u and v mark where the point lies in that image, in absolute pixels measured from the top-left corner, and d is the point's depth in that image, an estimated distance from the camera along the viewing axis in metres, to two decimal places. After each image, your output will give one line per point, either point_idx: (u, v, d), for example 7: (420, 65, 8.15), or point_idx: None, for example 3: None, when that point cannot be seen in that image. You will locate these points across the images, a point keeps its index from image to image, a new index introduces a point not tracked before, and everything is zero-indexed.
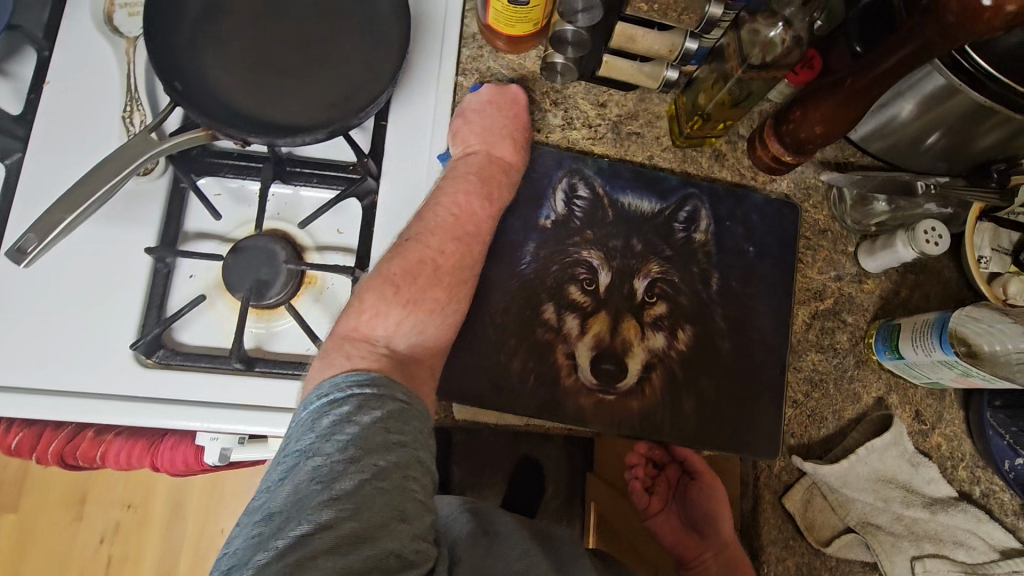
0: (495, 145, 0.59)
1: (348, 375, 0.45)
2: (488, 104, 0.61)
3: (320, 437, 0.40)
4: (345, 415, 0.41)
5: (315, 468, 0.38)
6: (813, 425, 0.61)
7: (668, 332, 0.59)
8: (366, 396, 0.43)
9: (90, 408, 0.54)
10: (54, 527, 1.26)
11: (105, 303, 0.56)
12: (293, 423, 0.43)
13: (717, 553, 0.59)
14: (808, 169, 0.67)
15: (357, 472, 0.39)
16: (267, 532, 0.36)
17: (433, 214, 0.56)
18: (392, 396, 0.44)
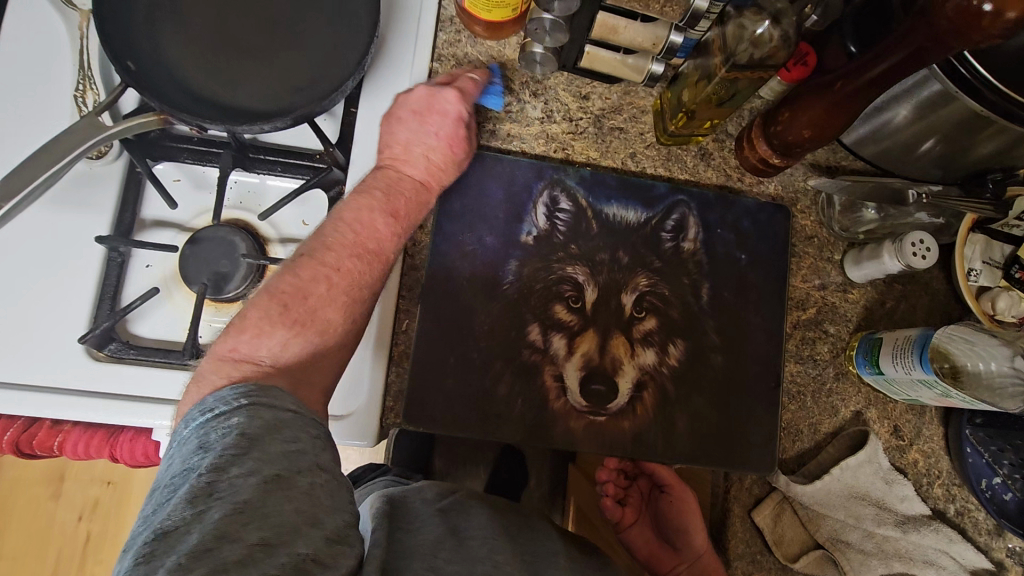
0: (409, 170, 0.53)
1: (234, 386, 0.38)
2: (426, 113, 0.54)
3: (206, 452, 0.34)
4: (233, 427, 0.35)
5: (207, 482, 0.32)
6: (789, 440, 0.59)
7: (659, 348, 0.57)
8: (256, 406, 0.37)
9: (36, 402, 0.52)
10: (33, 503, 1.25)
11: (55, 292, 0.53)
12: (172, 446, 0.36)
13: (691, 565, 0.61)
14: (798, 172, 0.64)
15: (256, 480, 0.33)
16: (154, 558, 0.29)
17: (331, 231, 0.47)
18: (283, 404, 0.38)
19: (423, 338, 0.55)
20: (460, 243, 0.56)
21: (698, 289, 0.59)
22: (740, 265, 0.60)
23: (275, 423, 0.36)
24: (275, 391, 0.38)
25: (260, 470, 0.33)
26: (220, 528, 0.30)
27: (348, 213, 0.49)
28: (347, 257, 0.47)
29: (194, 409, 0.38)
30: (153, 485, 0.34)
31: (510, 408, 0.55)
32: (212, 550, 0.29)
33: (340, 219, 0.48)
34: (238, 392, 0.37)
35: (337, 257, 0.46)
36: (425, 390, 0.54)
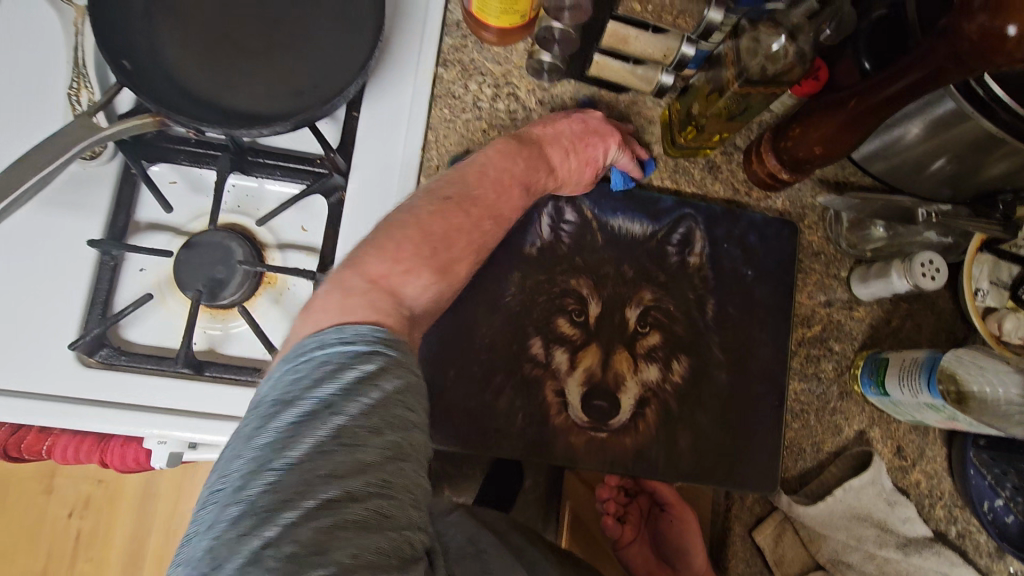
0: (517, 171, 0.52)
1: (372, 329, 0.38)
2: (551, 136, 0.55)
3: (346, 391, 0.34)
4: (368, 375, 0.35)
5: (340, 426, 0.33)
6: (791, 459, 0.58)
7: (663, 364, 0.56)
8: (391, 358, 0.37)
9: (23, 408, 0.50)
10: (23, 498, 1.23)
11: (45, 295, 0.52)
12: (300, 359, 0.36)
13: None
14: (805, 187, 0.63)
15: (380, 442, 0.33)
16: (283, 491, 0.30)
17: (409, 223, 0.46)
18: (410, 364, 0.38)
19: (423, 351, 0.54)
20: None
21: (703, 304, 0.58)
22: (746, 280, 0.59)
23: (406, 389, 0.36)
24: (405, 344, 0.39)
25: (383, 436, 0.34)
26: (347, 488, 0.31)
27: (442, 205, 0.47)
28: (449, 259, 0.47)
29: (329, 327, 0.38)
30: (282, 387, 0.34)
31: (511, 422, 0.54)
32: (340, 505, 0.31)
33: (447, 214, 0.47)
34: (381, 338, 0.37)
35: (415, 250, 0.45)
36: (425, 403, 0.53)
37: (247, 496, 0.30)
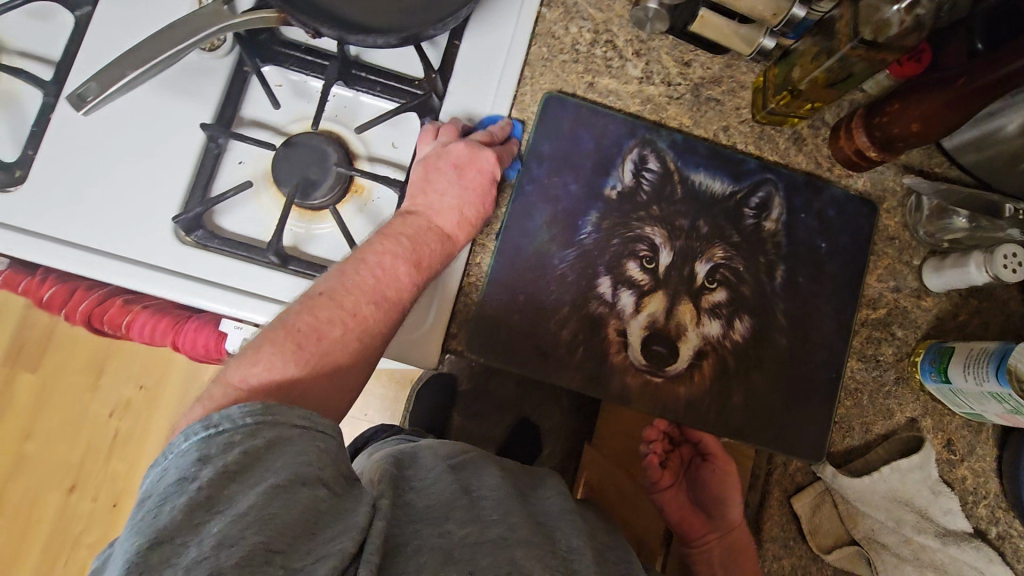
0: (401, 252, 0.49)
1: (243, 406, 0.38)
2: (437, 197, 0.53)
3: (208, 467, 0.34)
4: (237, 445, 0.36)
5: (206, 496, 0.33)
6: (839, 435, 0.59)
7: (725, 321, 0.57)
8: (258, 422, 0.37)
9: (122, 272, 0.54)
10: (73, 391, 1.33)
11: (152, 171, 0.55)
12: (171, 454, 0.36)
13: (721, 536, 0.60)
14: (889, 171, 0.62)
15: (259, 491, 0.34)
16: (157, 561, 0.30)
17: (296, 320, 0.44)
18: (291, 421, 0.38)
19: (496, 276, 0.56)
20: (546, 186, 0.57)
21: (773, 270, 0.58)
22: (820, 252, 0.59)
23: (277, 441, 0.37)
24: (284, 407, 0.39)
25: (264, 482, 0.34)
26: (226, 535, 0.31)
27: (313, 303, 0.45)
28: (319, 352, 0.44)
29: (199, 420, 0.38)
30: (153, 484, 0.35)
31: (569, 355, 0.55)
32: (215, 552, 0.31)
33: (312, 310, 0.45)
34: (246, 410, 0.37)
35: (278, 351, 0.43)
36: (490, 325, 0.55)
37: None
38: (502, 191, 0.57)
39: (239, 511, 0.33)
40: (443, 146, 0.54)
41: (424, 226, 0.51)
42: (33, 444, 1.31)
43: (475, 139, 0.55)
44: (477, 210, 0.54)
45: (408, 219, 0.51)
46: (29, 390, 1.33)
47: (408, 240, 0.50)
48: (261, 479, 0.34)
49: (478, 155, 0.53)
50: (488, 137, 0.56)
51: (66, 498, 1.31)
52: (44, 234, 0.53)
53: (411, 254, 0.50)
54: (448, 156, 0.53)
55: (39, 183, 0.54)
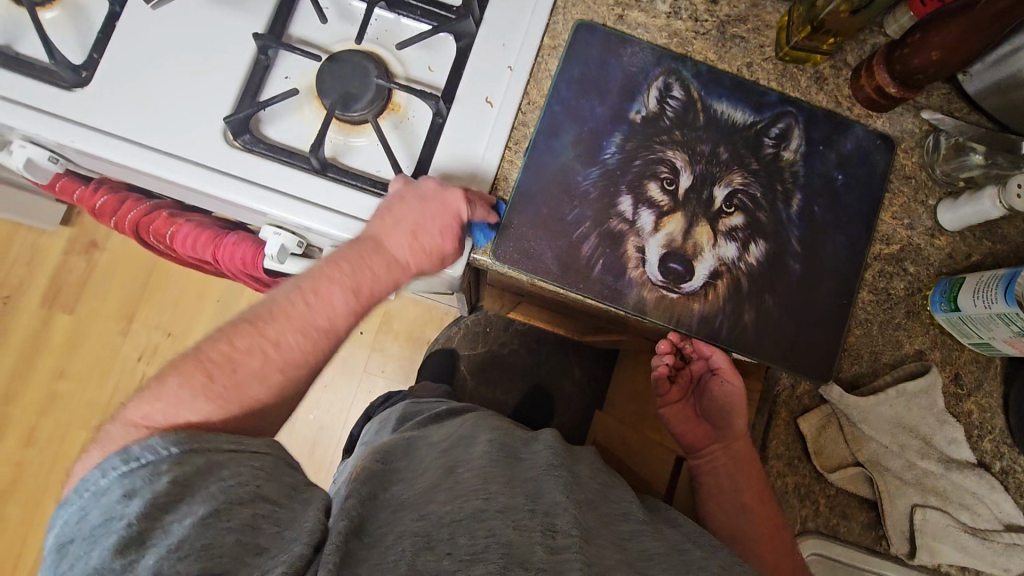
0: (340, 278, 0.52)
1: (164, 437, 0.40)
2: (392, 225, 0.53)
3: (133, 503, 0.37)
4: (159, 482, 0.38)
5: (137, 531, 0.36)
6: (847, 361, 0.60)
7: (741, 245, 0.59)
8: (184, 455, 0.40)
9: (177, 169, 0.58)
10: (104, 335, 1.39)
11: (206, 77, 0.59)
12: (86, 496, 0.38)
13: (725, 446, 0.62)
14: (908, 113, 0.63)
15: (192, 519, 0.36)
16: None
17: (212, 350, 0.47)
18: (216, 447, 0.41)
19: (520, 193, 0.58)
20: (574, 109, 0.60)
21: (790, 199, 0.60)
22: (836, 186, 0.61)
23: (204, 469, 0.39)
24: (204, 435, 0.42)
25: (192, 513, 0.37)
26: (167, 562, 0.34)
27: (234, 331, 0.49)
28: (231, 385, 0.46)
29: (114, 453, 0.40)
30: (73, 528, 0.37)
31: (589, 268, 0.58)
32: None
33: (231, 338, 0.48)
34: (166, 441, 0.40)
35: (183, 382, 0.45)
36: (515, 237, 0.58)
37: None
38: (531, 111, 0.60)
39: (174, 542, 0.35)
40: (407, 187, 0.54)
41: (375, 258, 0.53)
42: (65, 384, 1.37)
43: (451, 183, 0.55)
44: (425, 258, 0.55)
45: (358, 244, 0.53)
46: (63, 331, 1.39)
47: (349, 265, 0.52)
48: (190, 510, 0.37)
49: (444, 196, 0.53)
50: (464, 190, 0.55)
51: (93, 436, 1.36)
52: (106, 130, 0.58)
53: (350, 282, 0.52)
54: (416, 192, 0.53)
55: (104, 83, 0.58)
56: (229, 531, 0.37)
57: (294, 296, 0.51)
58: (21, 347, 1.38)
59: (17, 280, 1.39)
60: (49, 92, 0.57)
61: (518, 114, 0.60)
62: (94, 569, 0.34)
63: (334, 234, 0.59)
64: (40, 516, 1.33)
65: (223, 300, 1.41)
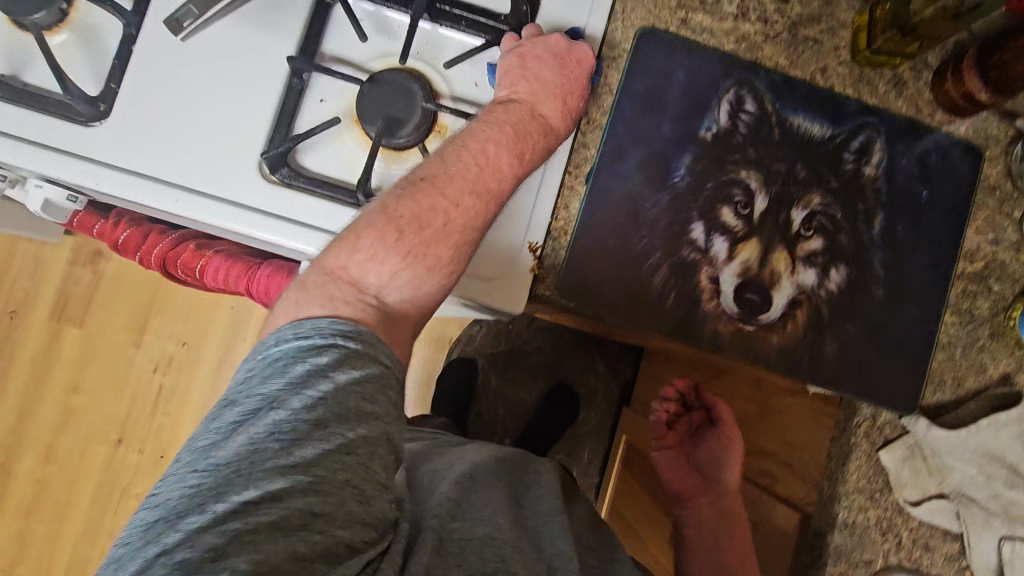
0: (504, 141, 0.49)
1: (333, 322, 0.43)
2: (523, 83, 0.51)
3: (290, 385, 0.39)
4: (321, 367, 0.40)
5: (277, 422, 0.38)
6: (930, 389, 0.57)
7: (821, 271, 0.55)
8: (347, 347, 0.42)
9: (212, 210, 0.53)
10: (116, 347, 1.35)
11: (236, 106, 0.54)
12: (260, 358, 0.42)
13: (713, 499, 0.73)
14: (993, 119, 0.59)
15: (327, 445, 0.38)
16: (213, 485, 0.35)
17: (399, 206, 0.46)
18: (380, 359, 0.43)
19: (582, 226, 0.54)
20: (639, 128, 0.55)
21: (871, 218, 0.56)
22: (919, 200, 0.57)
23: (366, 375, 0.42)
24: (369, 334, 0.44)
25: (331, 438, 0.38)
26: (286, 484, 0.35)
27: (412, 195, 0.47)
28: (417, 244, 0.47)
29: (289, 322, 0.44)
30: (257, 373, 0.41)
31: (661, 302, 0.54)
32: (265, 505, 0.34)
33: (413, 197, 0.47)
34: (335, 327, 0.43)
35: (378, 236, 0.46)
36: (580, 272, 0.54)
37: (179, 493, 0.35)
38: (591, 132, 0.55)
39: (305, 458, 0.37)
40: (537, 36, 0.53)
41: (523, 111, 0.51)
42: (80, 398, 1.34)
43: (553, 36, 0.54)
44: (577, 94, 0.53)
45: (499, 107, 0.51)
46: (75, 345, 1.34)
47: (511, 129, 0.49)
48: (325, 437, 0.38)
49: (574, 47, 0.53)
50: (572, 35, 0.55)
51: (114, 451, 1.34)
52: (132, 169, 0.53)
53: (492, 175, 0.49)
54: (545, 44, 0.52)
55: (126, 116, 0.53)
56: (345, 467, 0.37)
57: (381, 219, 0.46)
58: (32, 362, 1.34)
59: (23, 294, 1.34)
60: (65, 129, 0.52)
61: (578, 136, 0.55)
62: (238, 420, 0.38)
63: None
64: (66, 531, 1.32)
65: (237, 306, 1.37)
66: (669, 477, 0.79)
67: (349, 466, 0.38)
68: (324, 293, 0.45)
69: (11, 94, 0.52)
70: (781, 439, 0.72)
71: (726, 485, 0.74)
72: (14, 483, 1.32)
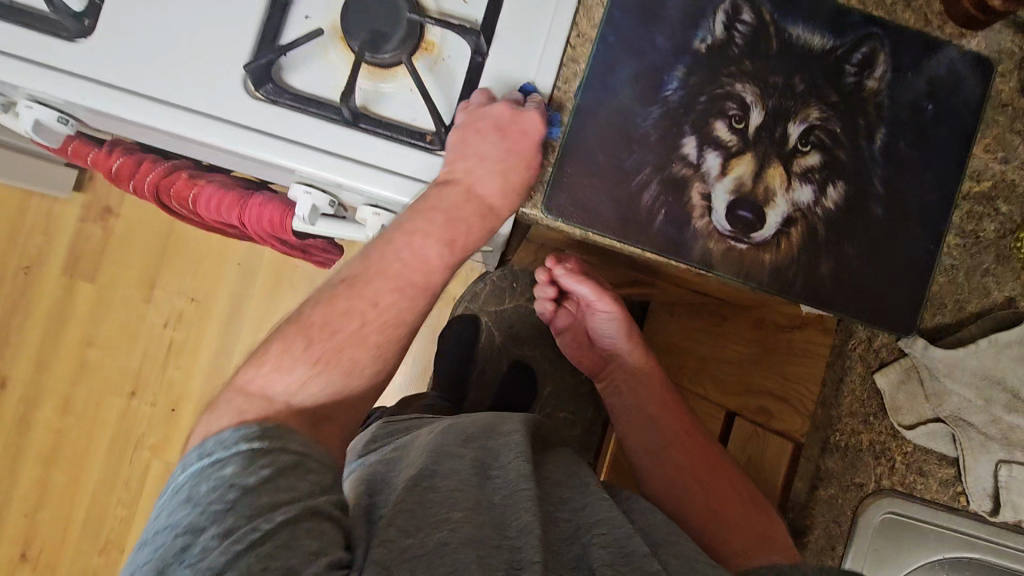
0: (432, 230, 0.52)
1: (236, 431, 0.44)
2: (475, 163, 0.52)
3: (196, 505, 0.40)
4: (226, 478, 0.41)
5: (185, 541, 0.38)
6: (929, 313, 0.56)
7: (818, 187, 0.53)
8: (253, 449, 0.42)
9: (196, 125, 0.53)
10: (127, 303, 1.37)
11: (219, 20, 0.53)
12: (170, 491, 0.43)
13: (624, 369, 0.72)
14: (1007, 31, 0.56)
15: (244, 536, 0.37)
16: None
17: (313, 316, 0.51)
18: (290, 446, 0.44)
19: (569, 139, 0.53)
20: (630, 40, 0.53)
21: (872, 134, 0.54)
22: (925, 116, 0.55)
23: (278, 468, 0.42)
24: (278, 429, 0.44)
25: (246, 531, 0.37)
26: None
27: (332, 308, 0.51)
28: (329, 350, 0.50)
29: (195, 449, 0.44)
30: (157, 522, 0.41)
31: (651, 220, 0.53)
32: None
33: (332, 300, 0.51)
34: (237, 434, 0.43)
35: (283, 356, 0.49)
36: (569, 188, 0.53)
37: None
38: (580, 45, 0.53)
39: (219, 562, 0.36)
40: (483, 107, 0.51)
41: (458, 195, 0.52)
42: (93, 352, 1.37)
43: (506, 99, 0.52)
44: (523, 169, 0.53)
45: (440, 190, 0.52)
46: (87, 300, 1.37)
47: (440, 219, 0.52)
48: (235, 536, 0.37)
49: (523, 118, 0.51)
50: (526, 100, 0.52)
51: (128, 403, 1.37)
52: (118, 85, 0.53)
53: (418, 270, 0.53)
54: (487, 119, 0.50)
55: (111, 31, 0.53)
56: (261, 557, 0.36)
57: (293, 330, 0.50)
58: (48, 317, 1.37)
59: (36, 250, 1.37)
60: (50, 45, 0.52)
61: (567, 49, 0.53)
62: (146, 562, 0.38)
63: (370, 192, 0.54)
64: (85, 479, 1.36)
65: (242, 263, 1.37)
66: (575, 352, 0.76)
67: (268, 553, 0.37)
68: (233, 406, 0.46)
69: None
70: (776, 374, 0.71)
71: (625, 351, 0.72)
72: (34, 433, 1.36)
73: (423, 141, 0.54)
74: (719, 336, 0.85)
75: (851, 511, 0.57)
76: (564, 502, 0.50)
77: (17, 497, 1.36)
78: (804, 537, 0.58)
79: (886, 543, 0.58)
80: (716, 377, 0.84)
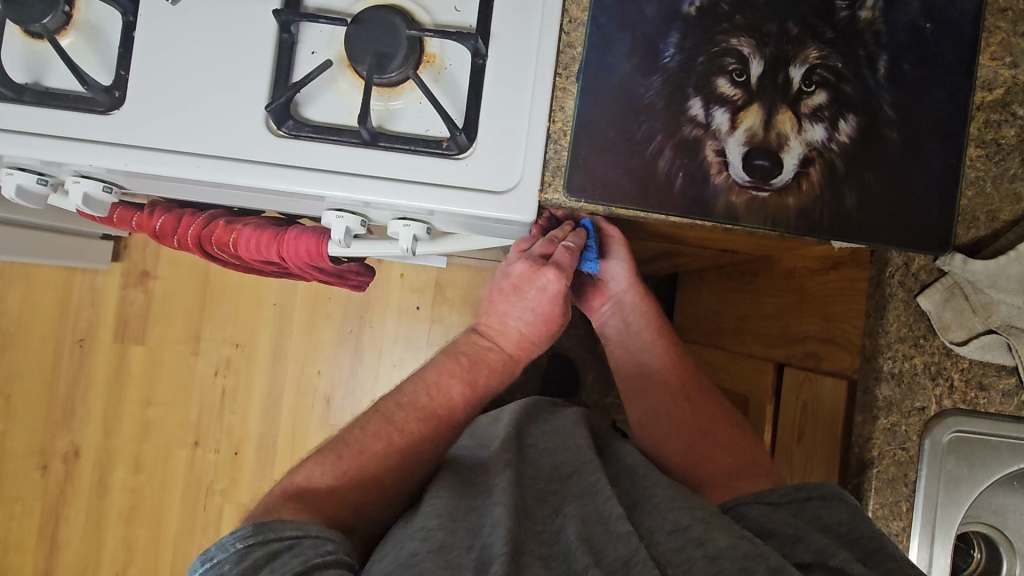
0: (459, 372, 0.59)
1: (233, 534, 0.47)
2: (504, 322, 0.60)
3: None
4: None
5: None
6: (962, 227, 0.56)
7: (829, 124, 0.54)
8: (249, 545, 0.46)
9: (229, 170, 0.56)
10: (177, 359, 1.43)
11: (236, 69, 0.57)
12: None
13: (623, 309, 0.71)
14: None
15: None
16: None
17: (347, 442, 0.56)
18: (285, 533, 0.46)
19: (583, 122, 0.55)
20: (621, 16, 0.55)
21: (874, 62, 0.54)
22: (925, 34, 0.55)
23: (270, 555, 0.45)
24: (272, 521, 0.47)
25: None
26: None
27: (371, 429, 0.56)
28: (354, 464, 0.54)
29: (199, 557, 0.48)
30: None
31: (671, 184, 0.54)
32: None
33: (363, 425, 0.56)
34: (234, 534, 0.47)
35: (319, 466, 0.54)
36: (589, 169, 0.55)
37: None
38: (574, 30, 0.55)
39: None
40: (511, 263, 0.57)
41: (485, 347, 0.60)
42: (154, 411, 1.43)
43: (538, 250, 0.56)
44: (541, 325, 0.60)
45: (473, 341, 0.61)
46: (140, 362, 1.43)
47: (466, 365, 0.59)
48: None
49: (540, 275, 0.55)
50: (551, 246, 0.57)
51: (193, 453, 1.42)
52: (151, 146, 0.57)
53: (443, 403, 0.58)
54: (511, 275, 0.57)
55: (138, 97, 0.57)
56: None
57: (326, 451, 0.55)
58: (107, 384, 1.44)
59: (86, 323, 1.44)
60: (88, 119, 0.56)
61: (561, 36, 0.55)
62: None
63: (399, 206, 0.57)
64: (166, 533, 1.42)
65: (278, 303, 1.42)
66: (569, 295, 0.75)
67: None
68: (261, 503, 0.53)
69: (38, 97, 0.56)
70: (819, 313, 0.69)
71: (625, 292, 0.70)
72: (111, 496, 1.43)
73: (440, 147, 0.55)
74: (757, 291, 0.84)
75: (917, 436, 0.57)
76: (552, 482, 0.56)
77: (105, 558, 1.43)
78: (871, 467, 0.57)
79: (958, 463, 0.58)
80: (760, 334, 0.83)
